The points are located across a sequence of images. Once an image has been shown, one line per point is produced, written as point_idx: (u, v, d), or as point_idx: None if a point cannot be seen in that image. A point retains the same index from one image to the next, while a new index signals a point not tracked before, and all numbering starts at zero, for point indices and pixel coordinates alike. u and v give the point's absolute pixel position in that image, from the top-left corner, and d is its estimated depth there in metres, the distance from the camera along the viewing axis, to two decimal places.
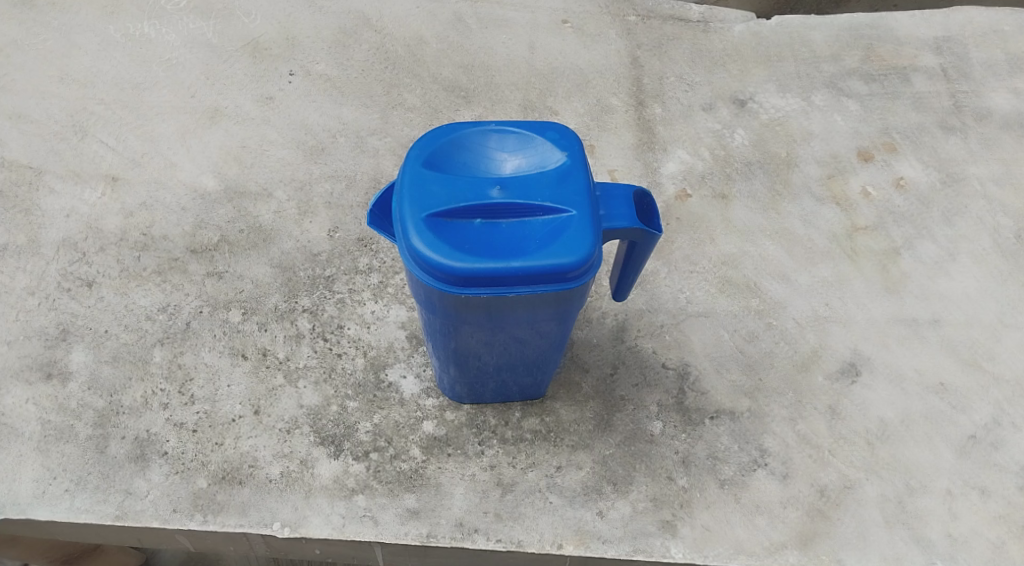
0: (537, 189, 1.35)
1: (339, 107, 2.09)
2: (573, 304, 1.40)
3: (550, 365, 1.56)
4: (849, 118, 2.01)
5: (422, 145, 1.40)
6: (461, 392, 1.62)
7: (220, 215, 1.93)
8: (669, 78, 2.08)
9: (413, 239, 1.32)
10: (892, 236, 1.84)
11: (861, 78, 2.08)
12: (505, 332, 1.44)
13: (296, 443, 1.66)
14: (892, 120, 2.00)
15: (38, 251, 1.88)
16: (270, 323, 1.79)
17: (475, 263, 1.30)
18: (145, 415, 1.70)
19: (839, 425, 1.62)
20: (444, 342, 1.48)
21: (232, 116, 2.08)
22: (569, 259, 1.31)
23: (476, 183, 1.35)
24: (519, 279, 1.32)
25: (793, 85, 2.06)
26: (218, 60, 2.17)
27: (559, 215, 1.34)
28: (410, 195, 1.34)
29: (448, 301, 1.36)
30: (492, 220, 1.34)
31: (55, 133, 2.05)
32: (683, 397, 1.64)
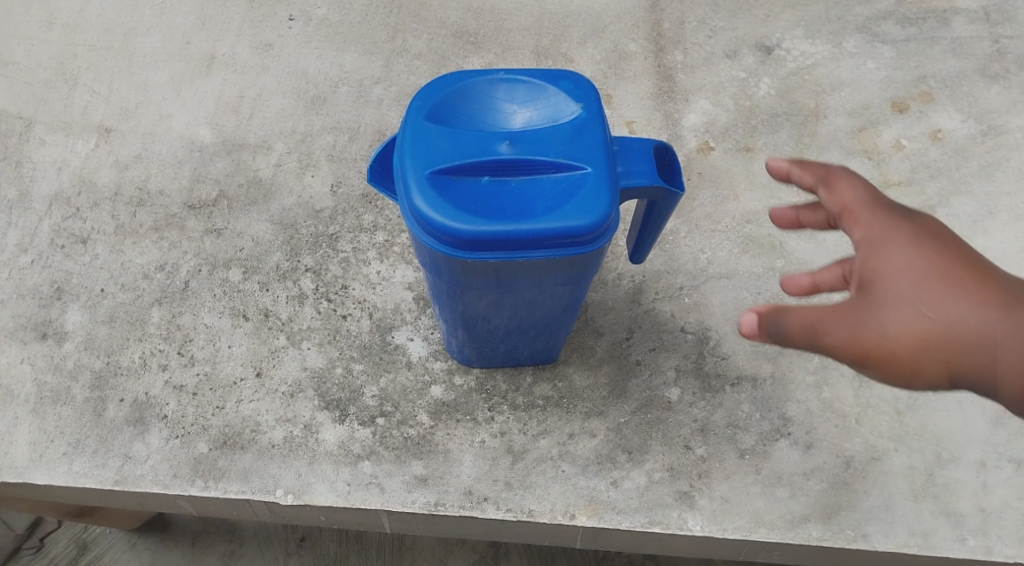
0: (549, 144, 1.27)
1: (341, 54, 1.99)
2: (588, 268, 1.32)
3: (562, 329, 1.49)
4: (882, 64, 1.90)
5: (424, 95, 1.31)
6: (468, 355, 1.56)
7: (218, 169, 1.86)
8: (691, 21, 1.97)
9: (416, 198, 1.24)
10: (926, 192, 1.75)
11: (896, 21, 1.96)
12: (516, 297, 1.37)
13: (299, 408, 1.60)
14: (929, 67, 1.90)
15: (29, 206, 1.82)
16: (271, 283, 1.72)
17: (482, 225, 1.23)
18: (143, 377, 1.64)
19: (866, 392, 1.55)
20: (451, 306, 1.42)
21: (229, 63, 1.99)
22: (584, 220, 1.23)
23: (483, 138, 1.27)
24: (530, 242, 1.24)
25: (823, 29, 1.95)
26: (214, 3, 2.07)
27: (572, 173, 1.26)
28: (412, 151, 1.26)
29: (455, 265, 1.29)
30: (501, 178, 1.26)
31: (44, 81, 1.96)
32: (702, 363, 1.58)
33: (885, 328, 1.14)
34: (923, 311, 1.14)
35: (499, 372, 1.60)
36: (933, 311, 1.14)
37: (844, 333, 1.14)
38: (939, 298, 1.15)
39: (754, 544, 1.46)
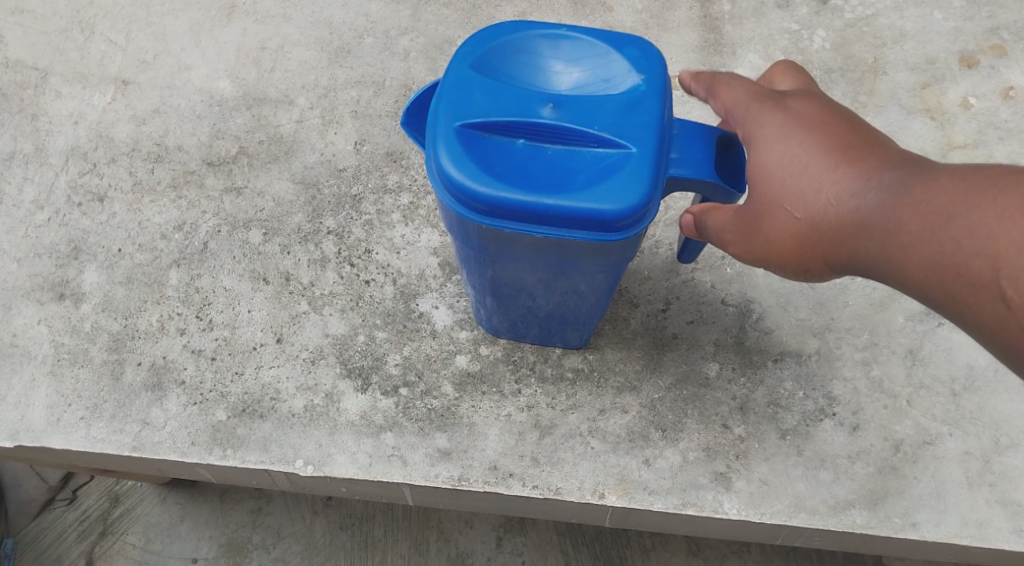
0: (597, 116, 1.17)
1: (367, 2, 1.90)
2: (620, 256, 1.23)
3: (598, 311, 1.40)
4: (951, 15, 1.76)
5: (478, 40, 1.22)
6: (497, 323, 1.49)
7: (238, 124, 1.78)
8: None
9: (440, 149, 1.16)
10: (994, 156, 1.63)
11: None
12: (541, 274, 1.29)
13: (320, 375, 1.55)
14: (1002, 18, 1.76)
15: (46, 161, 1.76)
16: (293, 246, 1.66)
17: (502, 191, 1.14)
18: (161, 341, 1.59)
19: (918, 372, 1.46)
20: (474, 269, 1.34)
21: (249, 12, 1.90)
22: (615, 204, 1.14)
23: (526, 97, 1.18)
24: (551, 218, 1.16)
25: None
26: None
27: (615, 149, 1.16)
28: (449, 97, 1.18)
29: (474, 229, 1.21)
30: (536, 143, 1.17)
31: (60, 30, 1.90)
32: (743, 337, 1.49)
33: (766, 236, 1.20)
34: (792, 214, 1.18)
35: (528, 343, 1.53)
36: (801, 210, 1.17)
37: (735, 239, 1.22)
38: (805, 197, 1.17)
39: (794, 529, 1.39)
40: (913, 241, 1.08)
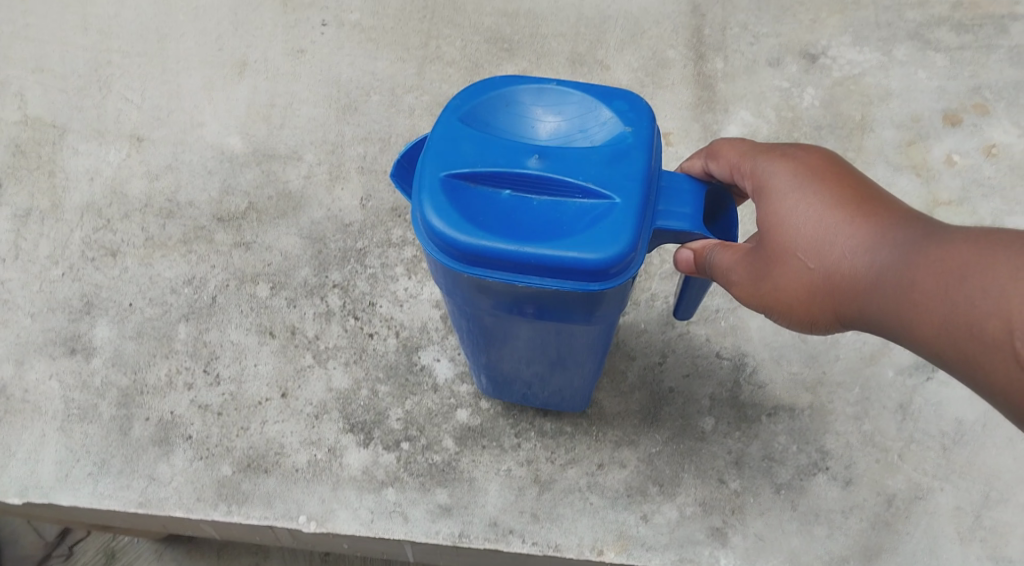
0: (583, 165, 1.17)
1: (374, 61, 1.95)
2: (611, 307, 1.22)
3: (589, 371, 1.40)
4: (934, 74, 1.80)
5: (466, 95, 1.24)
6: (487, 386, 1.50)
7: (247, 180, 1.83)
8: (733, 28, 1.88)
9: (424, 199, 1.17)
10: (979, 212, 1.66)
11: (951, 28, 1.86)
12: (532, 329, 1.29)
13: (324, 430, 1.57)
14: (984, 77, 1.80)
15: (61, 217, 1.81)
16: (299, 299, 1.70)
17: (484, 239, 1.14)
18: (169, 396, 1.63)
19: (910, 427, 1.48)
20: (464, 326, 1.33)
21: (260, 70, 1.96)
22: (598, 253, 1.14)
23: (512, 148, 1.19)
24: (534, 266, 1.15)
25: (872, 36, 1.85)
26: (248, 7, 2.04)
27: (601, 199, 1.16)
28: (435, 148, 1.19)
29: (460, 280, 1.21)
30: (522, 194, 1.18)
31: (78, 88, 1.96)
32: (738, 391, 1.51)
33: (776, 285, 1.21)
34: (806, 263, 1.19)
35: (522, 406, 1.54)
36: (815, 262, 1.18)
37: (742, 283, 1.21)
38: (820, 247, 1.18)
39: None
40: (927, 298, 1.10)
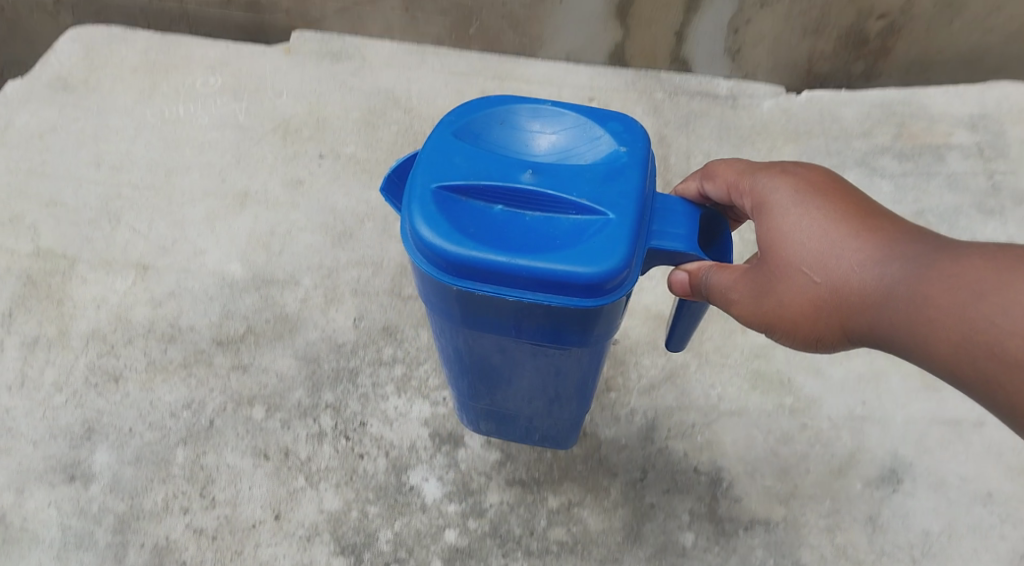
0: (576, 184, 1.26)
1: (367, 190, 2.06)
2: (600, 327, 1.31)
3: (577, 398, 1.50)
4: (881, 199, 1.94)
5: (461, 113, 1.34)
6: (471, 417, 1.64)
7: (245, 305, 1.91)
8: (697, 156, 2.02)
9: (415, 208, 1.25)
10: None
11: (894, 156, 2.00)
12: (524, 350, 1.37)
13: (315, 552, 1.62)
14: (926, 202, 1.93)
15: (67, 344, 1.88)
16: (292, 421, 1.75)
17: (474, 250, 1.23)
18: (165, 521, 1.67)
19: (879, 539, 1.56)
20: (455, 350, 1.42)
21: (260, 200, 2.06)
22: (588, 267, 1.22)
23: (507, 165, 1.28)
24: (525, 279, 1.24)
25: (823, 164, 1.99)
26: (249, 141, 2.16)
27: (593, 216, 1.25)
28: (429, 164, 1.28)
29: (448, 294, 1.29)
30: (516, 210, 1.26)
31: (89, 219, 2.05)
32: (716, 506, 1.59)
33: (782, 301, 1.33)
34: (812, 278, 1.31)
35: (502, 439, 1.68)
36: (822, 277, 1.30)
37: (745, 300, 1.32)
38: (825, 263, 1.30)
39: None
40: (941, 313, 1.22)
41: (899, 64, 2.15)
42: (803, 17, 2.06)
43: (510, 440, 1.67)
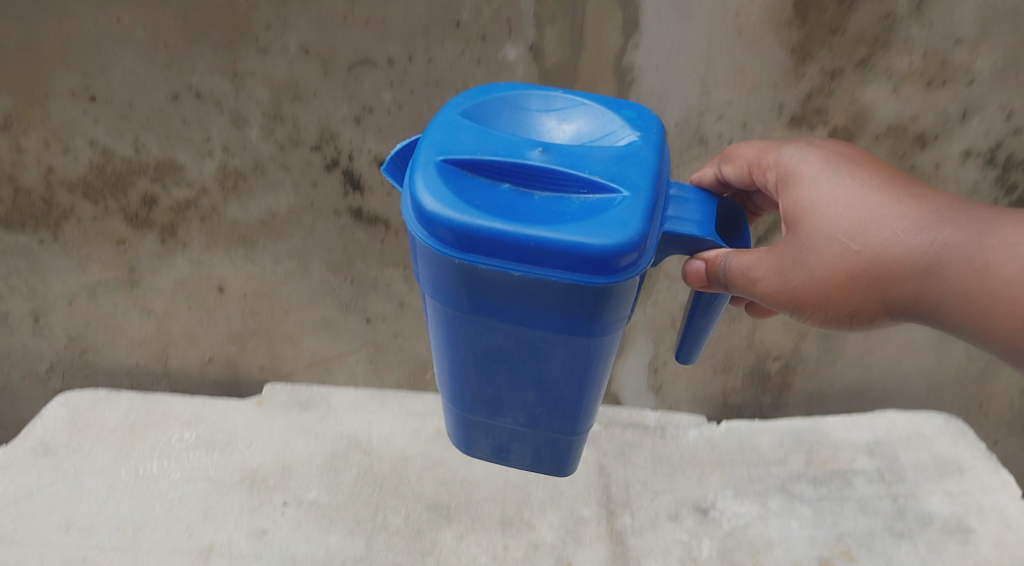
0: (586, 165, 1.36)
1: (327, 534, 1.98)
2: (604, 314, 1.38)
3: (572, 390, 1.54)
4: (805, 524, 1.98)
5: (474, 99, 1.45)
6: (471, 429, 1.68)
7: None
8: (635, 484, 2.05)
9: (419, 178, 1.34)
10: None
11: (809, 480, 2.05)
12: (529, 335, 1.44)
13: None
14: (844, 525, 1.98)
15: None
16: None
17: (479, 218, 1.31)
18: None
19: None
20: (456, 335, 1.48)
21: (223, 553, 1.95)
22: (600, 239, 1.30)
23: (515, 146, 1.38)
24: (532, 250, 1.31)
25: (749, 490, 2.04)
26: (218, 496, 2.04)
27: (603, 193, 1.34)
28: (436, 141, 1.38)
29: (453, 270, 1.36)
30: (524, 188, 1.36)
31: None
32: None
33: (817, 270, 1.47)
34: (851, 246, 1.46)
35: (492, 455, 1.73)
36: (861, 245, 1.46)
37: (774, 277, 1.46)
38: (863, 232, 1.46)
39: None
40: (998, 283, 1.39)
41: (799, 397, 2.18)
42: (711, 359, 2.10)
43: (503, 458, 1.73)
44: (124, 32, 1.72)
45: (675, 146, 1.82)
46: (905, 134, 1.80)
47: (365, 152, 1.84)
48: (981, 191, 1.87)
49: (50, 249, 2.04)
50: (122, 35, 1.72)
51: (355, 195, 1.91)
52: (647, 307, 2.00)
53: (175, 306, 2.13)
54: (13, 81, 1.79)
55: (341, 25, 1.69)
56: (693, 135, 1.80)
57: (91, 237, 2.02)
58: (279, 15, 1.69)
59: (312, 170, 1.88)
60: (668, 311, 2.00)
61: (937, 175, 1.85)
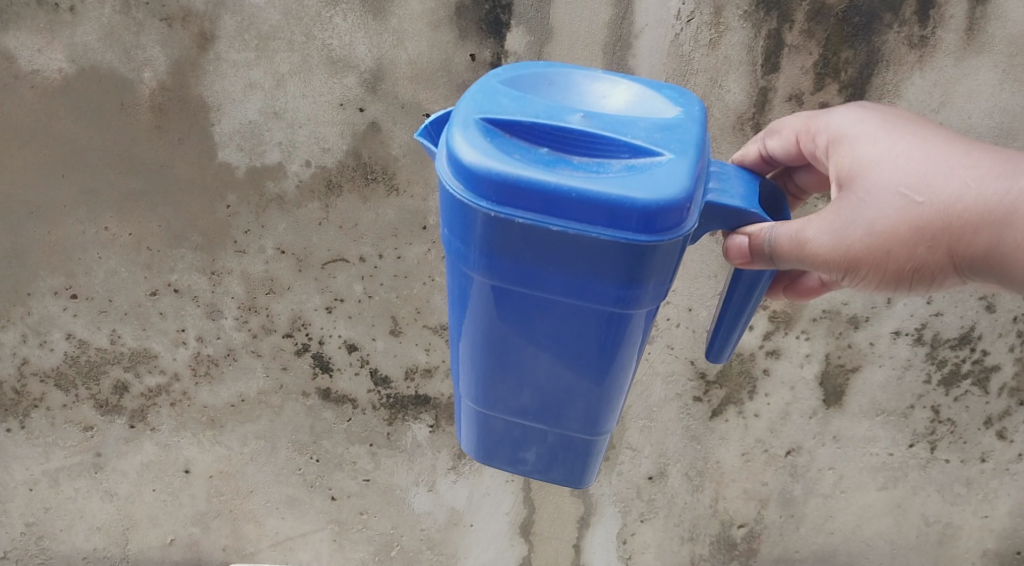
0: (631, 129, 1.15)
1: None
2: (645, 282, 1.16)
3: (603, 370, 1.27)
4: None
5: (509, 68, 1.24)
6: (485, 426, 1.41)
7: None
8: None
9: (455, 133, 1.14)
10: None
11: None
12: (553, 310, 1.22)
13: None
14: None
15: None
16: None
17: (518, 171, 1.11)
18: None
19: None
20: (472, 316, 1.27)
21: None
22: (649, 195, 1.10)
23: (555, 107, 1.16)
24: (574, 207, 1.11)
25: None
26: None
27: (650, 156, 1.13)
28: (471, 99, 1.17)
29: (480, 232, 1.16)
30: (564, 147, 1.14)
31: None
32: None
33: (874, 226, 1.25)
34: (912, 198, 1.24)
35: (514, 454, 1.44)
36: (926, 196, 1.24)
37: (824, 242, 1.24)
38: (927, 182, 1.24)
39: None
40: None
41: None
42: (679, 528, 2.06)
43: (518, 460, 1.45)
44: (110, 238, 1.86)
45: None
46: (839, 316, 1.87)
47: (335, 336, 1.91)
48: (915, 366, 1.90)
49: (15, 436, 2.04)
50: (108, 241, 1.86)
51: (325, 376, 1.95)
52: (613, 478, 2.03)
53: (138, 489, 2.08)
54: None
55: (315, 230, 1.83)
56: None
57: (59, 425, 2.02)
58: (257, 221, 1.83)
59: (283, 355, 1.94)
60: (633, 481, 2.03)
61: (873, 352, 1.90)
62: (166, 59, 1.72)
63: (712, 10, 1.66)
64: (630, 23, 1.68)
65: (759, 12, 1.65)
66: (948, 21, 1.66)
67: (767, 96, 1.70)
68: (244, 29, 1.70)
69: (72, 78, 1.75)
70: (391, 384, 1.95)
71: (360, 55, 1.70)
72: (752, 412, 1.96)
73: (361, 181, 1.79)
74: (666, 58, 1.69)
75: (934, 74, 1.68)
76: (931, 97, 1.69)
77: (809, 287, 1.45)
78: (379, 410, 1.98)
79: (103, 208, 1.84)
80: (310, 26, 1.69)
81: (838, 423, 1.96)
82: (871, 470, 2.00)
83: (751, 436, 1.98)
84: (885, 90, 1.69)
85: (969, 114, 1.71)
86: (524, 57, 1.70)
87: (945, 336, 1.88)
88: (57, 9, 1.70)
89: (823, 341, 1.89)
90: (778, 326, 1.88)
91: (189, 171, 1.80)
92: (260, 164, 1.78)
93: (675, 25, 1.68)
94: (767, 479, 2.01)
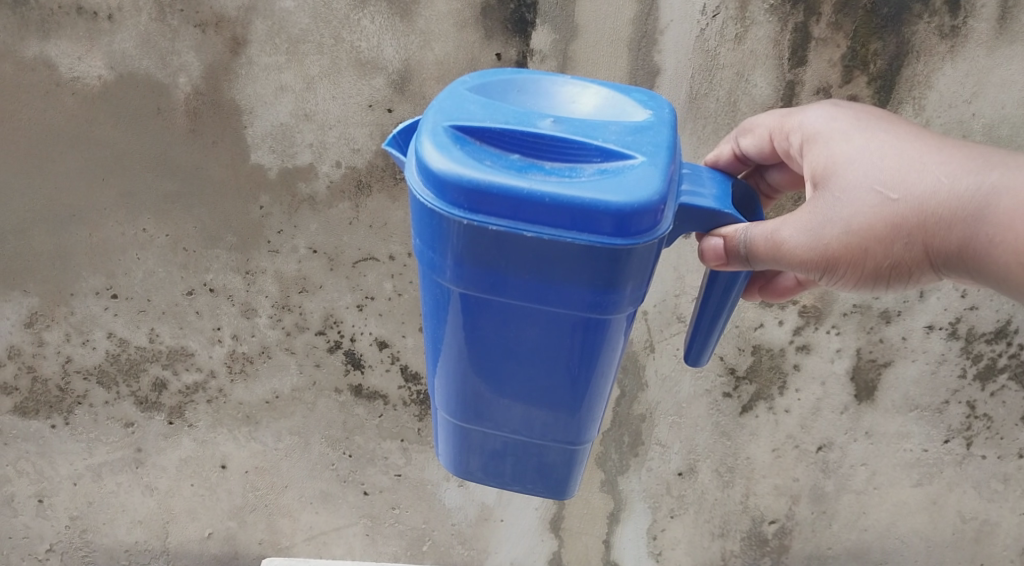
0: (602, 132, 1.16)
1: None
2: (622, 286, 1.17)
3: (581, 377, 1.28)
4: None
5: (478, 76, 1.24)
6: (463, 439, 1.41)
7: None
8: None
9: (425, 141, 1.14)
10: None
11: None
12: (528, 319, 1.22)
13: None
14: None
15: None
16: None
17: (488, 176, 1.11)
18: None
19: None
20: (445, 326, 1.27)
21: None
22: (623, 198, 1.11)
23: (524, 114, 1.17)
24: (546, 211, 1.12)
25: None
26: None
27: (621, 160, 1.14)
28: (440, 107, 1.18)
29: (454, 240, 1.16)
30: (534, 152, 1.14)
31: None
32: None
33: (849, 225, 1.24)
34: (886, 196, 1.23)
35: (493, 469, 1.44)
36: (900, 193, 1.23)
37: (798, 243, 1.24)
38: (902, 178, 1.23)
39: None
40: None
41: (799, 562, 2.08)
42: (709, 524, 2.06)
43: (497, 473, 1.44)
44: (147, 239, 1.90)
45: (655, 325, 1.90)
46: (870, 311, 1.85)
47: (366, 334, 1.94)
48: (949, 361, 1.89)
49: (60, 433, 2.08)
50: (145, 242, 1.90)
51: (356, 372, 1.97)
52: (643, 474, 2.03)
53: (178, 484, 2.12)
54: (45, 284, 1.96)
55: (345, 229, 1.85)
56: (671, 314, 1.88)
57: (102, 421, 2.07)
58: (290, 221, 1.86)
59: (316, 352, 1.96)
60: (663, 477, 2.03)
61: (906, 346, 1.88)
62: (200, 63, 1.75)
63: (738, 5, 1.66)
64: (655, 19, 1.68)
65: (785, 5, 1.65)
66: (980, 10, 1.64)
67: (794, 89, 1.69)
68: (274, 33, 1.72)
69: (111, 84, 1.78)
70: (421, 380, 1.96)
71: (388, 57, 1.72)
72: (782, 408, 1.95)
73: (390, 180, 1.80)
74: (691, 54, 1.69)
75: (966, 64, 1.67)
76: (962, 88, 1.68)
77: (785, 286, 1.44)
78: (410, 406, 2.00)
79: (140, 210, 1.88)
80: (339, 29, 1.71)
81: (871, 420, 1.95)
82: (904, 466, 1.99)
83: (782, 432, 1.97)
84: (916, 81, 1.68)
85: (1003, 105, 1.69)
86: (551, 55, 1.71)
87: (980, 330, 1.86)
88: (96, 18, 1.73)
89: (854, 336, 1.88)
90: (808, 321, 1.87)
91: (222, 172, 1.83)
92: (292, 165, 1.81)
93: (700, 21, 1.67)
94: (799, 475, 2.00)
